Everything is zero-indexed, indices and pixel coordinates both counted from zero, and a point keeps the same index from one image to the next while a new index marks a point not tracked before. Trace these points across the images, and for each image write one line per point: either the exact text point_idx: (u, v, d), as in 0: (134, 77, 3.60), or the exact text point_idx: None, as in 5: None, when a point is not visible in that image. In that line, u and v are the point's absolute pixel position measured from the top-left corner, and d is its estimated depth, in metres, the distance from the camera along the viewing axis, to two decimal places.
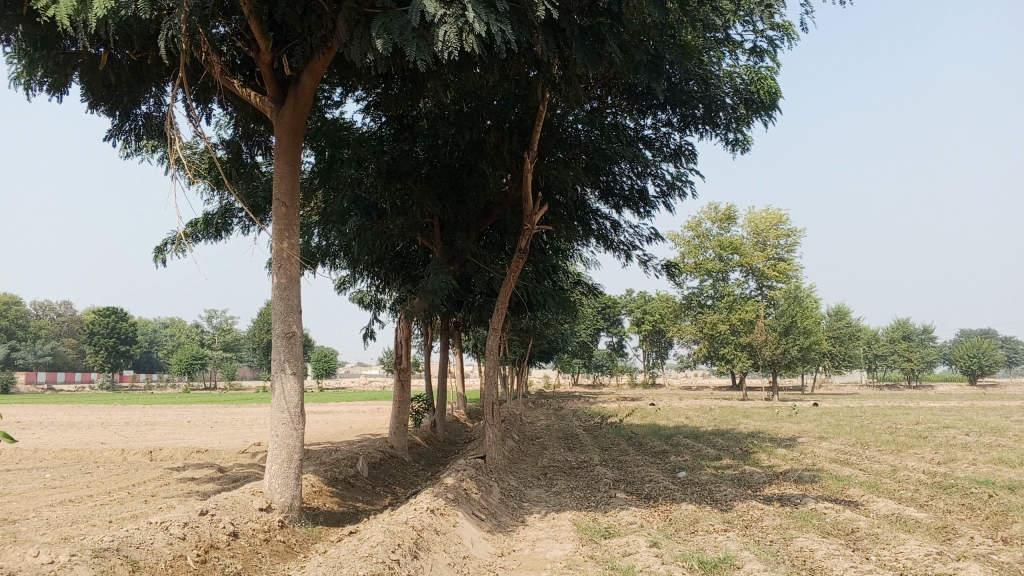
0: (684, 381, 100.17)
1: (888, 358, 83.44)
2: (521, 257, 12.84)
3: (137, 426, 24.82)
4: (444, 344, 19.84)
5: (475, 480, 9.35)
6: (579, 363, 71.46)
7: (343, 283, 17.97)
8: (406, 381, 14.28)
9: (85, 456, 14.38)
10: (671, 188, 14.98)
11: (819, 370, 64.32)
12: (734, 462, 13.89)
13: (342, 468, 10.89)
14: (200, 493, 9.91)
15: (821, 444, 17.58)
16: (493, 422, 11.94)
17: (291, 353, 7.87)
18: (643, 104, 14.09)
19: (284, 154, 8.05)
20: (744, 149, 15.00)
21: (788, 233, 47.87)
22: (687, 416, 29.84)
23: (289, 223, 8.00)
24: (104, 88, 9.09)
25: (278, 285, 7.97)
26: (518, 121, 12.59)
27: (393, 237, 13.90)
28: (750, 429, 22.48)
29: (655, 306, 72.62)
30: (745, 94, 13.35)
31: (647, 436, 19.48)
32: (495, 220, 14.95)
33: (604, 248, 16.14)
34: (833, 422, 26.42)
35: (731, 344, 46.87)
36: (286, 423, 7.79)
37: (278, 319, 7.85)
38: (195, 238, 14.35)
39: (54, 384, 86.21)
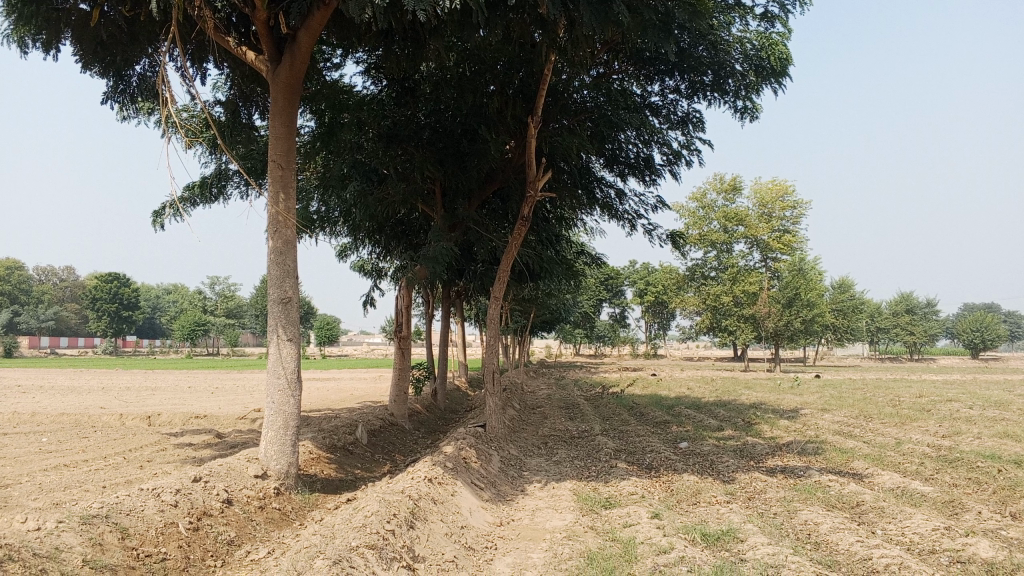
0: (686, 353, 100.36)
1: (890, 331, 83.35)
2: (524, 224, 12.59)
3: (138, 391, 24.79)
4: (445, 312, 19.68)
5: (475, 449, 9.22)
6: (581, 333, 71.49)
7: (344, 250, 17.76)
8: (407, 349, 14.14)
9: (83, 420, 14.29)
10: (678, 157, 14.71)
11: (822, 342, 64.26)
12: (737, 433, 13.78)
13: (341, 435, 10.78)
14: (196, 459, 9.80)
15: (824, 416, 17.46)
16: (494, 391, 11.79)
17: (288, 319, 7.69)
18: (651, 69, 13.78)
19: (280, 115, 7.79)
20: (753, 117, 14.71)
21: (794, 204, 47.47)
22: (689, 387, 29.77)
23: (285, 186, 7.77)
24: (96, 47, 8.79)
25: (274, 249, 7.75)
26: (522, 85, 12.29)
27: (394, 204, 13.66)
28: (752, 400, 22.39)
29: (658, 277, 72.41)
30: (756, 60, 13.02)
31: (649, 406, 19.38)
32: (498, 186, 14.69)
33: (608, 217, 15.91)
34: (835, 394, 26.33)
35: (734, 315, 46.73)
36: (282, 391, 7.65)
37: (274, 284, 7.66)
38: (193, 202, 14.12)
39: (57, 349, 86.47)
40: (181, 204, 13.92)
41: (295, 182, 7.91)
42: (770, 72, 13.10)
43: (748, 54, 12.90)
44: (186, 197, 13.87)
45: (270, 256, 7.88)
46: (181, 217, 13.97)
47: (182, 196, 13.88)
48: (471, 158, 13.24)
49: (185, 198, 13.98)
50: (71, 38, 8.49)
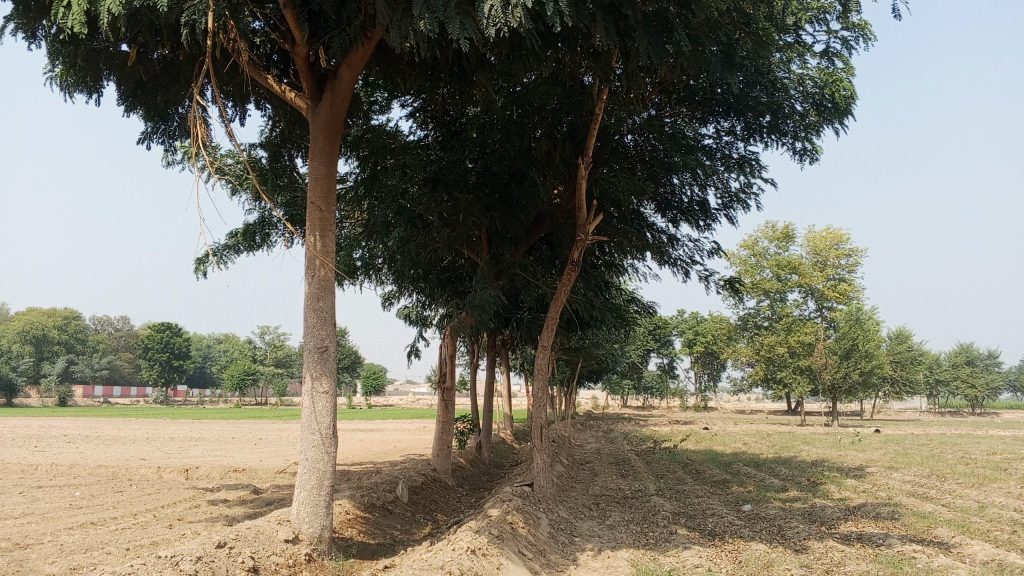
0: (736, 405, 98.10)
1: (950, 384, 80.39)
2: (574, 269, 11.97)
3: (182, 442, 24.57)
4: (491, 362, 19.12)
5: (523, 512, 8.56)
6: (628, 384, 70.22)
7: (389, 298, 17.39)
8: (450, 402, 13.61)
9: (120, 473, 13.96)
10: (734, 200, 14.14)
11: (880, 395, 62.11)
12: (803, 494, 12.86)
13: (380, 493, 10.20)
14: (229, 517, 9.31)
15: (894, 475, 16.37)
16: (543, 446, 11.12)
17: (325, 369, 7.19)
18: (705, 111, 13.32)
19: (321, 154, 7.40)
20: (813, 159, 14.10)
21: (850, 252, 46.17)
22: (745, 442, 28.57)
23: (325, 229, 7.34)
24: (136, 89, 8.62)
25: (311, 293, 7.30)
26: (571, 128, 11.85)
27: (440, 250, 13.28)
28: (813, 457, 21.24)
29: (707, 327, 71.08)
30: (816, 97, 12.42)
31: (705, 463, 18.46)
32: (547, 231, 14.23)
33: (661, 264, 15.33)
34: (900, 451, 24.96)
35: (789, 367, 45.34)
36: (317, 447, 7.10)
37: (310, 333, 7.18)
38: (237, 250, 13.89)
39: (110, 398, 87.69)
40: (225, 251, 13.71)
41: (336, 225, 7.48)
42: (832, 111, 12.51)
43: (808, 93, 12.36)
44: (229, 245, 13.66)
45: (307, 301, 7.43)
46: (224, 265, 13.74)
47: (226, 243, 13.67)
48: (519, 201, 12.80)
49: (228, 246, 13.77)
50: (111, 80, 8.33)
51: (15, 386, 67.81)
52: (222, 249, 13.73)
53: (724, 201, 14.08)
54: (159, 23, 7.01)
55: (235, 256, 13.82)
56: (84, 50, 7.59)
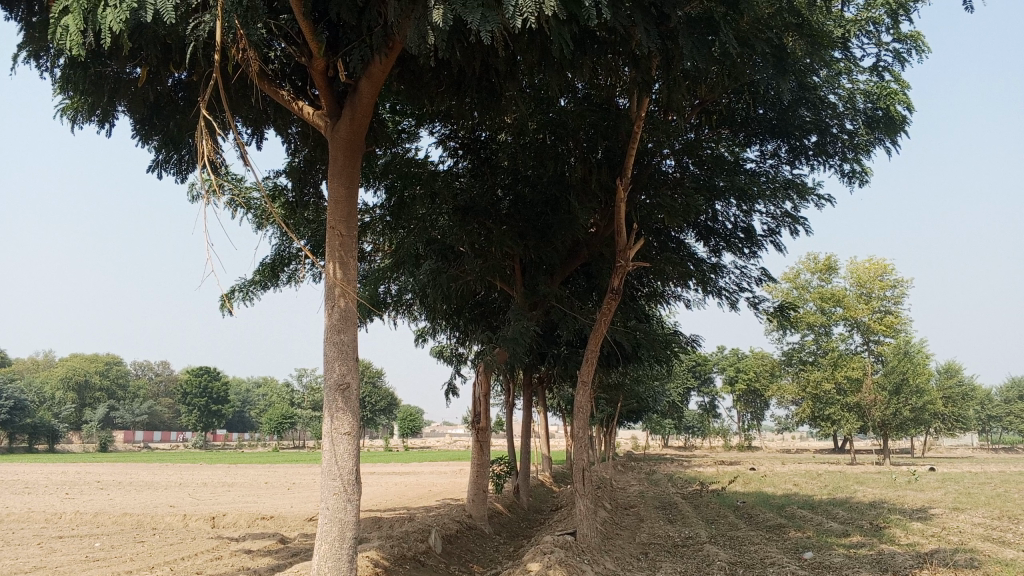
0: (781, 444, 95.77)
1: (1003, 420, 77.68)
2: (614, 298, 11.28)
3: (214, 487, 24.06)
4: (527, 401, 18.45)
5: (566, 564, 7.85)
6: (669, 423, 68.75)
7: (422, 336, 16.85)
8: (486, 443, 12.95)
9: (145, 521, 13.45)
10: (780, 225, 13.49)
11: (931, 431, 60.06)
12: (867, 540, 11.95)
13: (412, 543, 9.53)
14: (250, 570, 8.70)
15: (962, 517, 15.28)
16: (585, 491, 10.38)
17: (348, 408, 6.61)
18: (748, 132, 12.79)
19: (340, 175, 6.89)
20: (862, 181, 13.39)
21: (896, 283, 44.85)
22: (795, 483, 27.41)
23: (345, 256, 6.80)
24: (151, 112, 8.33)
25: (331, 325, 6.75)
26: (608, 152, 11.31)
27: (473, 282, 12.74)
28: (870, 498, 20.12)
29: (749, 364, 69.51)
30: (868, 113, 11.75)
31: (756, 506, 17.50)
32: (584, 261, 13.67)
33: (704, 295, 14.69)
34: (961, 490, 23.59)
35: (836, 404, 43.96)
36: (338, 495, 6.49)
37: (331, 369, 6.62)
38: (263, 286, 13.46)
39: (149, 443, 87.96)
40: (251, 288, 13.29)
41: (357, 251, 6.92)
42: (886, 126, 11.80)
43: (857, 108, 11.73)
44: (255, 281, 13.24)
45: (327, 333, 6.87)
46: (250, 301, 13.31)
47: (252, 279, 13.24)
48: (555, 230, 12.25)
49: (254, 282, 13.36)
50: (124, 105, 8.05)
51: (57, 433, 68.19)
52: (247, 286, 13.31)
53: (770, 226, 13.44)
54: (168, 40, 6.69)
55: (260, 293, 13.38)
56: (95, 72, 7.32)
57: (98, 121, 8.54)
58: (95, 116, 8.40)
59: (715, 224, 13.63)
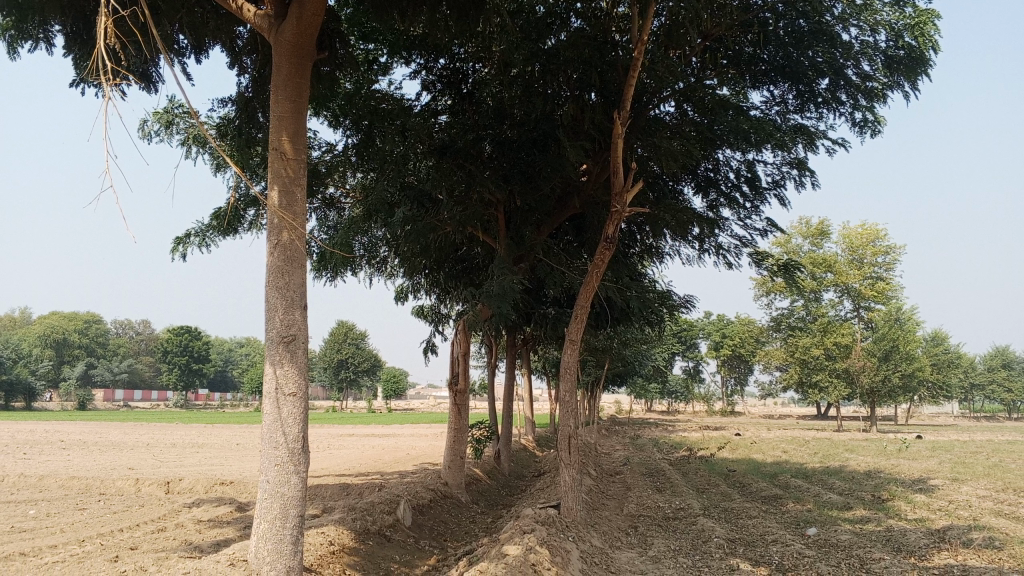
0: (764, 410, 95.93)
1: (986, 388, 77.87)
2: (609, 248, 10.19)
3: (180, 449, 22.98)
4: (510, 363, 17.47)
5: (550, 545, 6.91)
6: (652, 387, 68.28)
7: (400, 292, 15.79)
8: (464, 406, 11.98)
9: (94, 485, 12.42)
10: (786, 177, 12.51)
11: (917, 399, 59.93)
12: (873, 514, 11.09)
13: (378, 516, 8.54)
14: (193, 545, 7.69)
15: (965, 489, 14.51)
16: (571, 461, 9.42)
17: (294, 362, 5.59)
18: (754, 72, 11.76)
19: (285, 87, 5.77)
20: (874, 132, 12.34)
21: (888, 248, 44.05)
22: (785, 450, 26.78)
23: (291, 183, 5.71)
24: (81, 20, 7.26)
25: (273, 267, 5.66)
26: (603, 87, 10.18)
27: (452, 231, 11.69)
28: (864, 467, 19.38)
29: (736, 330, 68.97)
30: (890, 51, 10.66)
31: (748, 475, 16.69)
32: (575, 211, 12.67)
33: (700, 252, 13.77)
34: (956, 459, 22.97)
35: (825, 370, 43.45)
36: (281, 466, 5.48)
37: (272, 317, 5.57)
38: (221, 232, 12.31)
39: (129, 403, 86.94)
40: (207, 234, 12.12)
41: (306, 178, 5.84)
42: (908, 68, 10.73)
43: (874, 48, 10.69)
44: (212, 226, 12.07)
45: (270, 276, 5.79)
46: (206, 247, 12.18)
47: (208, 224, 12.10)
48: (542, 173, 11.16)
49: (211, 226, 12.19)
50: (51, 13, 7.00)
51: (33, 390, 67.00)
52: (203, 231, 12.19)
53: (775, 177, 12.45)
54: None
55: (217, 239, 12.25)
56: None
57: (33, 39, 7.55)
58: (27, 33, 7.39)
59: (715, 175, 12.66)
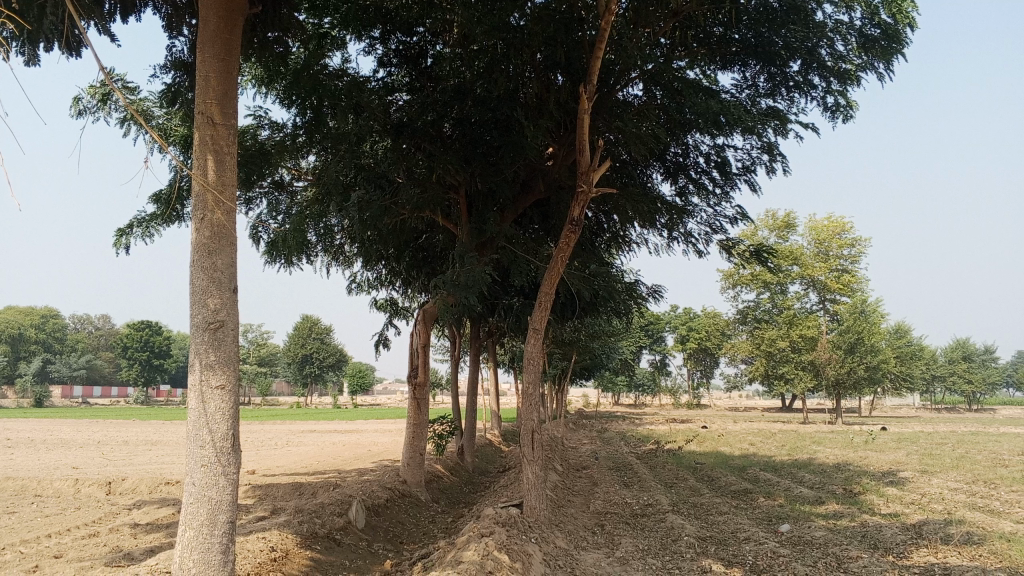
0: (730, 403, 96.50)
1: (947, 380, 78.87)
2: (576, 231, 9.69)
3: (132, 447, 22.10)
4: (474, 356, 16.96)
5: (510, 549, 6.43)
6: (620, 379, 68.17)
7: (355, 280, 15.18)
8: (423, 401, 11.45)
9: (30, 487, 11.69)
10: (756, 162, 12.15)
11: (881, 391, 60.42)
12: (846, 509, 10.77)
13: (327, 518, 7.99)
14: (124, 553, 7.09)
15: (936, 482, 14.30)
16: (535, 458, 8.93)
17: (221, 351, 5.08)
18: (725, 52, 11.34)
19: (214, 42, 5.31)
20: (846, 117, 12.01)
21: (853, 241, 44.17)
22: (753, 442, 26.61)
23: (220, 149, 5.22)
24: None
25: (199, 245, 5.13)
26: (569, 62, 9.69)
27: (412, 216, 11.15)
28: (833, 459, 19.15)
29: (702, 322, 69.15)
30: (865, 28, 10.30)
31: (717, 469, 16.35)
32: (540, 196, 12.22)
33: (668, 240, 13.37)
34: (922, 450, 22.92)
35: (791, 363, 43.45)
36: (207, 467, 4.96)
37: (197, 301, 5.05)
38: (164, 222, 11.57)
39: (88, 399, 85.05)
40: (150, 222, 11.36)
41: (236, 144, 5.36)
42: (883, 47, 10.40)
43: (848, 26, 10.34)
44: (155, 215, 11.33)
45: (196, 255, 5.27)
46: (149, 237, 11.41)
47: (150, 212, 11.35)
48: (506, 155, 10.69)
49: (154, 216, 11.46)
50: None
51: None
52: (145, 220, 11.43)
53: (745, 162, 12.08)
54: None
55: (161, 229, 11.51)
56: None
57: None
58: None
59: (684, 160, 12.25)
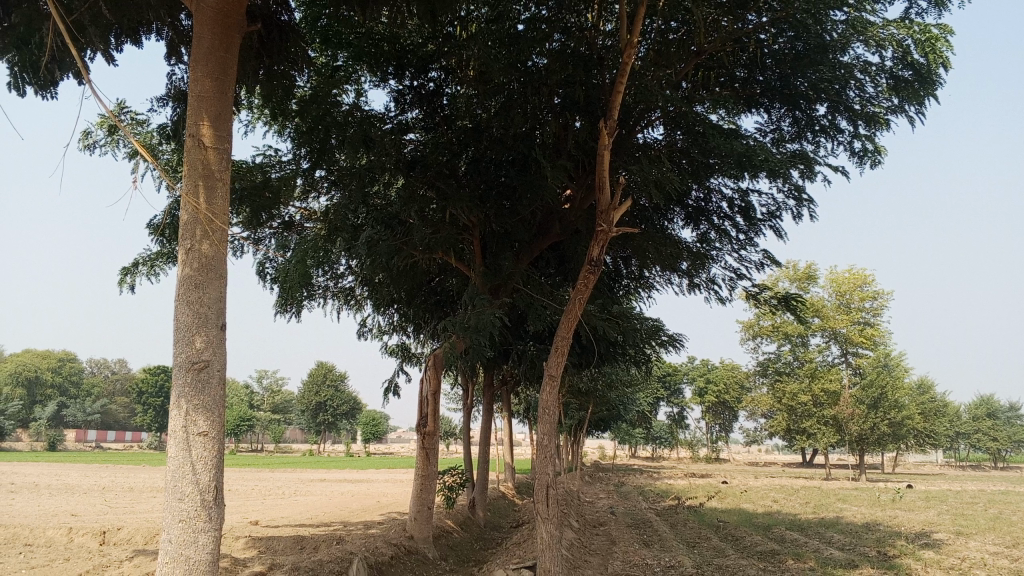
0: (747, 457, 94.61)
1: (971, 437, 76.89)
2: (595, 272, 9.20)
3: (135, 494, 21.49)
4: (487, 405, 16.45)
5: None
6: (636, 431, 66.94)
7: (366, 325, 14.77)
8: (433, 451, 10.96)
9: (21, 535, 11.17)
10: (782, 207, 11.72)
11: (904, 447, 58.89)
12: (882, 574, 10.10)
13: None
14: None
15: (974, 545, 13.52)
16: (552, 516, 8.34)
17: (205, 392, 4.95)
18: (748, 95, 11.01)
19: (207, 61, 5.36)
20: (875, 162, 11.60)
21: (875, 293, 43.50)
22: (775, 500, 25.70)
23: (210, 174, 5.21)
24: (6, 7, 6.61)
25: (185, 278, 5.05)
26: (588, 100, 9.34)
27: (422, 257, 10.78)
28: (861, 519, 18.33)
29: (720, 374, 68.12)
30: (897, 69, 9.92)
31: (740, 527, 15.63)
32: (557, 239, 11.83)
33: (690, 288, 12.89)
34: (953, 511, 21.98)
35: (813, 417, 42.47)
36: (186, 522, 4.78)
37: (180, 341, 4.95)
38: (171, 259, 11.20)
39: (101, 444, 84.58)
40: (155, 260, 10.98)
41: (227, 167, 5.38)
42: (916, 90, 10.00)
43: (878, 67, 9.98)
44: (160, 252, 10.97)
45: (183, 289, 5.19)
46: (154, 276, 11.05)
47: (156, 249, 10.99)
48: (522, 195, 10.32)
49: (160, 253, 11.11)
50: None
51: None
52: (151, 258, 11.07)
53: (770, 207, 11.66)
54: None
55: (167, 267, 11.13)
56: None
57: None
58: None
59: (706, 205, 11.86)
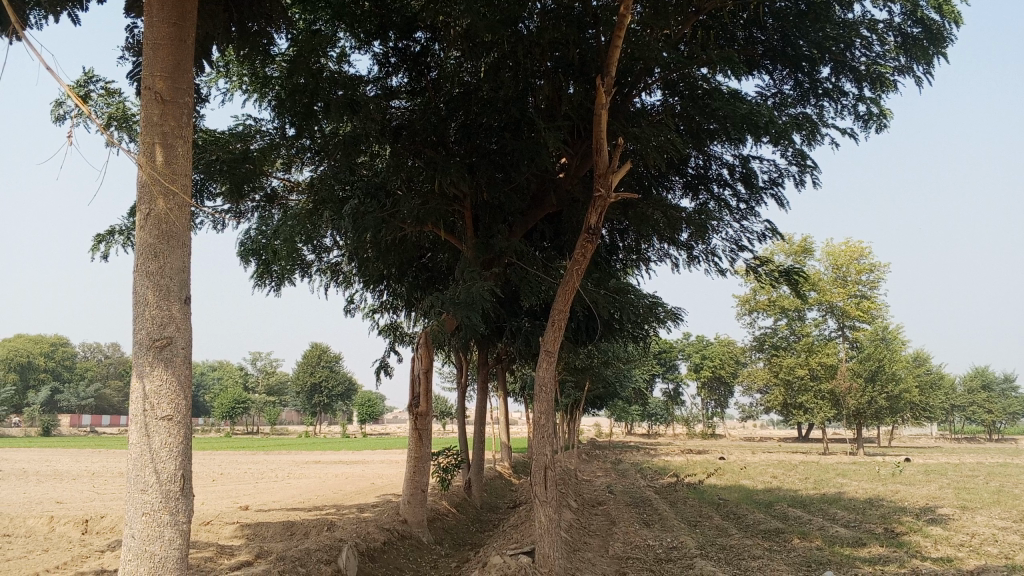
0: (742, 433, 94.66)
1: (967, 409, 76.79)
2: (592, 241, 8.79)
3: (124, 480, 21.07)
4: (480, 384, 16.10)
5: None
6: (632, 408, 66.70)
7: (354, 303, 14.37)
8: (424, 432, 10.64)
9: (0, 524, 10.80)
10: (784, 174, 11.30)
11: (901, 421, 58.76)
12: (891, 551, 9.80)
13: (314, 565, 7.11)
14: None
15: (980, 520, 13.23)
16: (550, 498, 7.97)
17: (169, 371, 4.79)
18: (749, 57, 10.58)
19: (162, 7, 5.18)
20: (881, 126, 11.18)
21: (872, 266, 43.19)
22: (774, 476, 25.44)
23: (169, 132, 5.04)
24: None
25: (148, 245, 4.88)
26: (583, 62, 8.89)
27: (411, 229, 10.38)
28: (863, 494, 18.04)
29: (716, 351, 67.90)
30: (906, 25, 9.47)
31: (740, 504, 15.33)
32: (552, 210, 11.40)
33: (689, 260, 12.49)
34: (954, 484, 21.73)
35: (809, 392, 42.25)
36: (149, 515, 4.62)
37: (139, 319, 4.78)
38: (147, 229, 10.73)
39: (95, 428, 84.10)
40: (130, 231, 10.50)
41: (190, 124, 5.21)
42: (925, 47, 9.56)
43: (885, 24, 9.53)
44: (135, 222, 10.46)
45: (143, 258, 5.00)
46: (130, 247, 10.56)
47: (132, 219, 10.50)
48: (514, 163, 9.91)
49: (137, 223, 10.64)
50: None
51: None
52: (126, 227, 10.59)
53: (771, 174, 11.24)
54: None
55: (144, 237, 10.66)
56: None
57: None
58: None
59: (706, 172, 11.45)
